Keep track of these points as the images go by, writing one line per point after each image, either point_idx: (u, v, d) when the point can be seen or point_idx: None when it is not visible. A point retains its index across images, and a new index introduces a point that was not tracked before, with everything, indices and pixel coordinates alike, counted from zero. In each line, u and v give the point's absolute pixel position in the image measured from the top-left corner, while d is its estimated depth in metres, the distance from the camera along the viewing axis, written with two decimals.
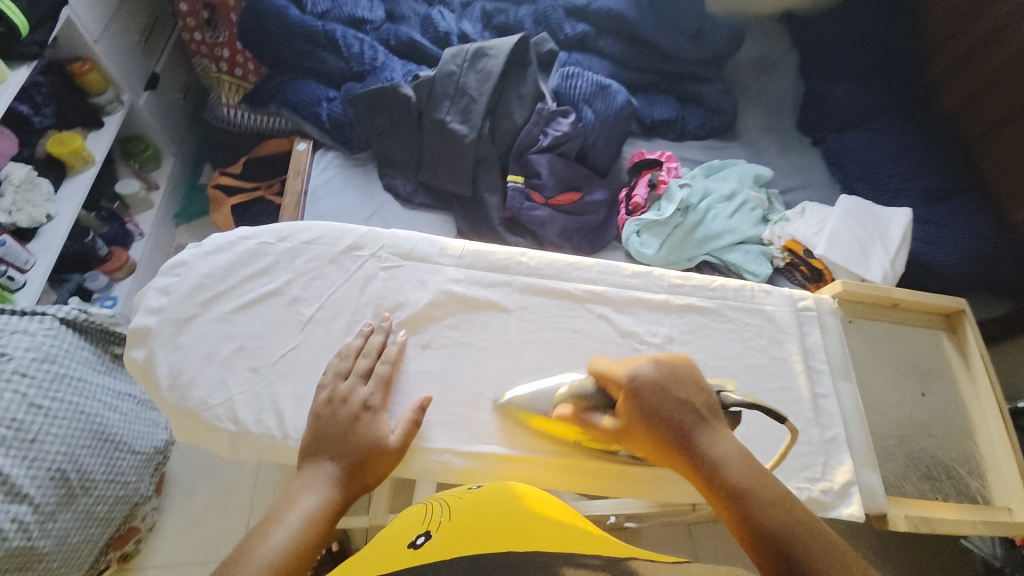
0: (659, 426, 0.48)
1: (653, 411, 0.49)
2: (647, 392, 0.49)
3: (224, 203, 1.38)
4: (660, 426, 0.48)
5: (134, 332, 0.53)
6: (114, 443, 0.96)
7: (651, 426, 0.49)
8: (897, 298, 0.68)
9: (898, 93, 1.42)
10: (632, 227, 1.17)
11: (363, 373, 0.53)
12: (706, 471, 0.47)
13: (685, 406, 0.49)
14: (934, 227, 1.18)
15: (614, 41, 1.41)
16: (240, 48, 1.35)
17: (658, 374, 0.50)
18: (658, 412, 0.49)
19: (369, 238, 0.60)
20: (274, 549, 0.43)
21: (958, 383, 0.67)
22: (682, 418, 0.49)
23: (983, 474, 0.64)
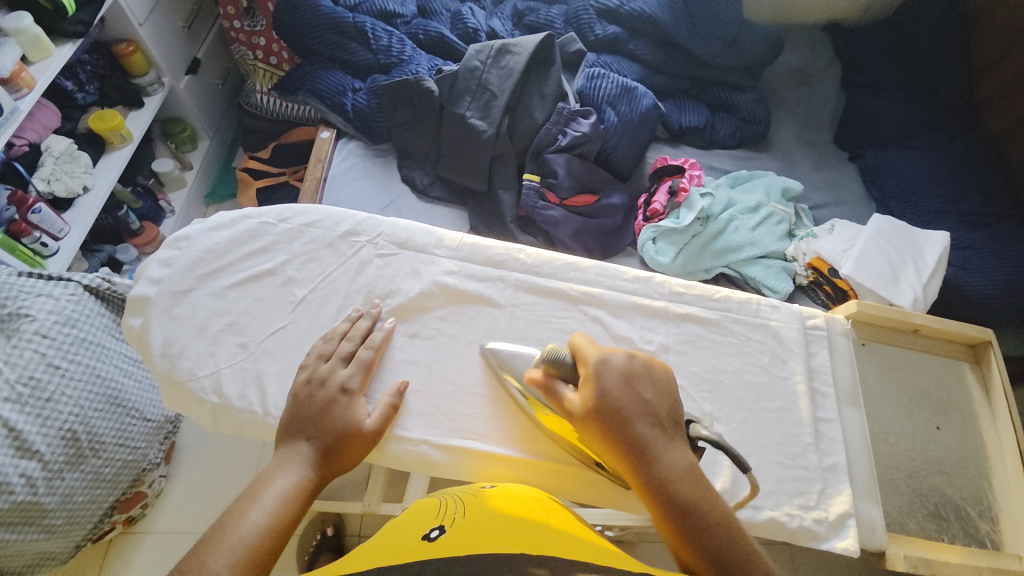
0: (615, 419, 0.48)
1: (615, 403, 0.48)
2: (610, 383, 0.49)
3: (250, 186, 1.42)
4: (616, 422, 0.48)
5: (133, 300, 0.54)
6: (125, 409, 1.00)
7: (608, 418, 0.48)
8: (916, 324, 0.63)
9: (946, 110, 1.34)
10: (648, 233, 1.14)
11: (345, 357, 0.53)
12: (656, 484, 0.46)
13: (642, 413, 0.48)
14: (974, 253, 1.11)
15: (646, 44, 1.38)
16: (275, 38, 1.39)
17: (627, 369, 0.50)
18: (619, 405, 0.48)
19: (367, 225, 0.60)
20: (250, 526, 0.44)
21: (977, 419, 0.63)
22: (639, 415, 0.48)
23: (996, 517, 0.59)
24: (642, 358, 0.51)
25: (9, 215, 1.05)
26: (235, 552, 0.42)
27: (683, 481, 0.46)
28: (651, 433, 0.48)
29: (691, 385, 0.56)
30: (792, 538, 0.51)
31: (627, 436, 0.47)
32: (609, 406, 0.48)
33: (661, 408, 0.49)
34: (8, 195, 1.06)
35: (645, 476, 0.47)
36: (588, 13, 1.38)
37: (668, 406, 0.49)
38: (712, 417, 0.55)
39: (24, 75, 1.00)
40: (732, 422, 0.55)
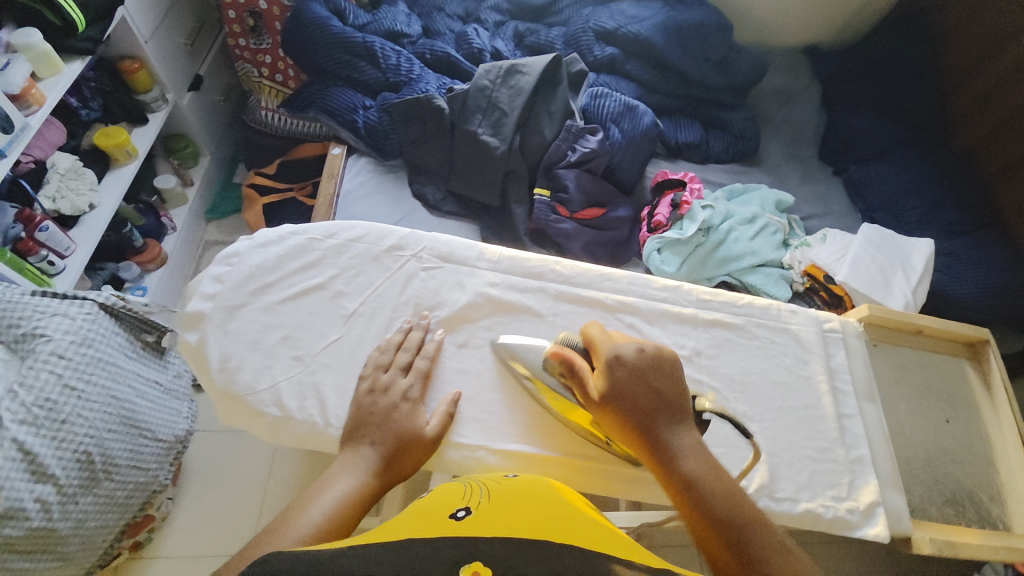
0: (629, 407, 0.51)
1: (626, 393, 0.51)
2: (622, 376, 0.52)
3: (257, 202, 1.43)
4: (630, 406, 0.51)
5: (189, 316, 0.55)
6: (138, 430, 0.99)
7: (621, 406, 0.51)
8: (919, 325, 0.68)
9: (922, 126, 1.43)
10: (654, 244, 1.19)
11: (404, 367, 0.55)
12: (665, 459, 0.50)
13: (657, 396, 0.52)
14: (956, 259, 1.19)
15: (642, 65, 1.44)
16: (282, 55, 1.41)
17: (638, 362, 0.53)
18: (629, 395, 0.51)
19: (411, 240, 0.62)
20: (310, 523, 0.45)
21: (980, 410, 0.68)
22: (652, 406, 0.51)
23: (1004, 500, 0.64)
24: (652, 349, 0.53)
25: (16, 233, 1.03)
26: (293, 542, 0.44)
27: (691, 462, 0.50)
28: (658, 422, 0.51)
29: (724, 387, 0.60)
30: (828, 527, 0.54)
31: (638, 422, 0.51)
32: (620, 397, 0.51)
33: (669, 398, 0.52)
34: (15, 213, 1.04)
35: (654, 457, 0.50)
36: (586, 34, 1.44)
37: (674, 395, 0.52)
38: (746, 416, 0.59)
39: (34, 92, 0.98)
40: (763, 421, 0.59)
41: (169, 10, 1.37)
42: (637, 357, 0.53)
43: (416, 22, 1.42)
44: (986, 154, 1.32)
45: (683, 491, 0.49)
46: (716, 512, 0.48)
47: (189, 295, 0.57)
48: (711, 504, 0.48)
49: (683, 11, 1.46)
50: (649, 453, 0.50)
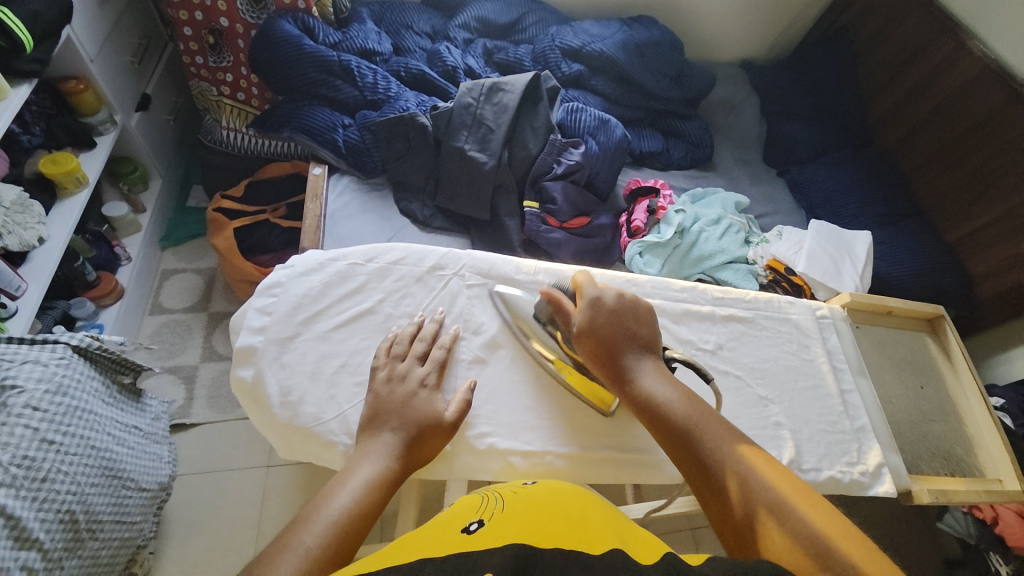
0: (601, 338, 0.57)
1: (601, 327, 0.57)
2: (602, 313, 0.57)
3: (226, 226, 1.33)
4: (606, 340, 0.57)
5: (241, 352, 0.55)
6: (121, 481, 0.90)
7: (595, 336, 0.57)
8: (891, 306, 0.80)
9: (848, 131, 1.62)
10: (636, 248, 1.25)
11: (419, 357, 0.57)
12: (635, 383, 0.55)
13: (629, 331, 0.57)
14: (890, 247, 1.36)
15: (606, 80, 1.52)
16: (245, 73, 1.35)
17: (615, 303, 0.58)
18: (602, 329, 0.57)
19: (450, 259, 0.64)
20: (339, 508, 0.45)
21: (945, 376, 0.80)
22: (622, 339, 0.57)
23: (976, 451, 0.76)
24: (626, 295, 0.60)
25: None
26: (327, 531, 0.43)
27: (654, 381, 0.55)
28: (625, 352, 0.57)
29: (746, 375, 0.66)
30: (847, 490, 0.62)
31: (608, 352, 0.56)
32: (598, 330, 0.57)
33: (637, 331, 0.58)
34: None
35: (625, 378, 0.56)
36: (553, 52, 1.50)
37: (642, 328, 0.58)
38: (768, 399, 0.65)
39: None
40: (782, 402, 0.65)
41: (114, 26, 1.28)
42: (614, 299, 0.58)
43: (386, 40, 1.41)
44: (902, 154, 1.52)
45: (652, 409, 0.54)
46: (677, 420, 0.53)
47: (236, 330, 0.58)
48: (674, 414, 0.54)
49: (640, 30, 1.56)
50: (619, 378, 0.56)
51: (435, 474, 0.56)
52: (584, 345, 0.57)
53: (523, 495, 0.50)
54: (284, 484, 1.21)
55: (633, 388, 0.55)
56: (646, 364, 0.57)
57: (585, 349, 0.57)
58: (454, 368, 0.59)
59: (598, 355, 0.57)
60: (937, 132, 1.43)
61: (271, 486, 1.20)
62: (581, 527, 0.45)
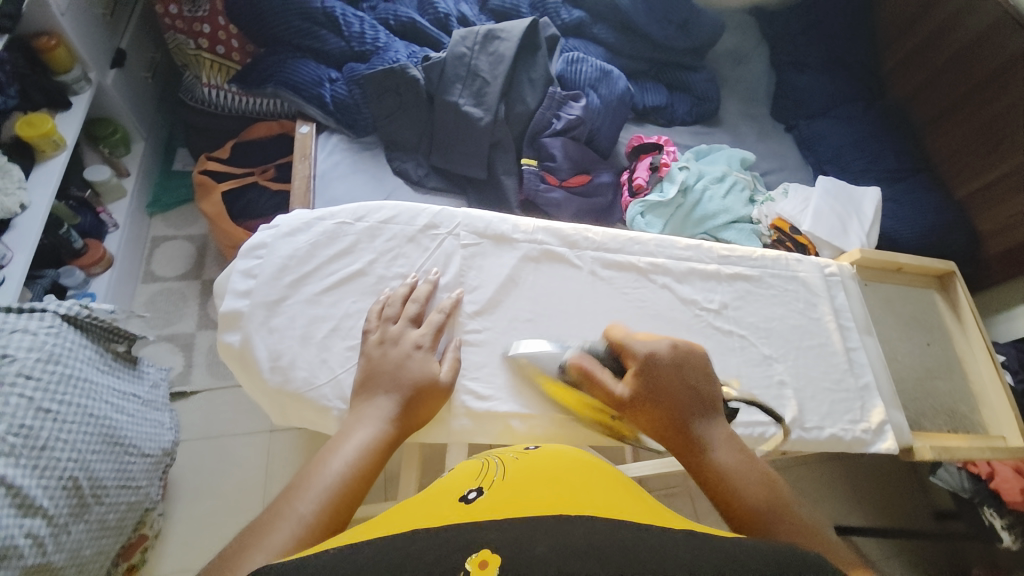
0: (668, 401, 0.52)
1: (662, 389, 0.52)
2: (658, 374, 0.53)
3: (214, 189, 1.29)
4: (668, 403, 0.52)
5: (227, 316, 0.54)
6: (123, 447, 0.90)
7: (660, 402, 0.52)
8: (901, 263, 0.77)
9: (861, 81, 1.54)
10: (637, 208, 1.20)
11: (413, 319, 0.55)
12: (695, 448, 0.51)
13: (693, 394, 0.53)
14: (899, 204, 1.32)
15: (608, 29, 1.43)
16: (223, 23, 1.27)
17: (671, 359, 0.54)
18: (666, 393, 0.52)
19: (444, 217, 0.61)
20: (334, 474, 0.44)
21: (952, 333, 0.78)
22: (687, 401, 0.52)
23: (979, 408, 0.75)
24: (682, 346, 0.55)
25: None
26: (321, 497, 0.43)
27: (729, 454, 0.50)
28: (693, 416, 0.52)
29: (751, 335, 0.65)
30: (849, 448, 0.62)
31: (675, 420, 0.52)
32: (658, 395, 0.52)
33: (704, 391, 0.53)
34: None
35: (688, 448, 0.51)
36: None
37: (709, 388, 0.54)
38: (772, 358, 0.64)
39: None
40: (786, 360, 0.64)
41: None
42: (670, 353, 0.54)
43: None
44: (918, 106, 1.46)
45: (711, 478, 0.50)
46: (751, 504, 0.48)
47: (222, 294, 0.56)
48: (743, 491, 0.49)
49: None
50: (688, 448, 0.51)
51: (433, 437, 0.55)
52: (636, 408, 0.52)
53: (524, 462, 0.50)
54: (288, 447, 1.22)
55: (704, 461, 0.50)
56: (711, 428, 0.52)
57: (636, 411, 0.52)
58: (452, 331, 0.57)
59: (657, 418, 0.52)
60: (951, 82, 1.36)
61: (273, 450, 1.22)
62: (588, 495, 0.43)
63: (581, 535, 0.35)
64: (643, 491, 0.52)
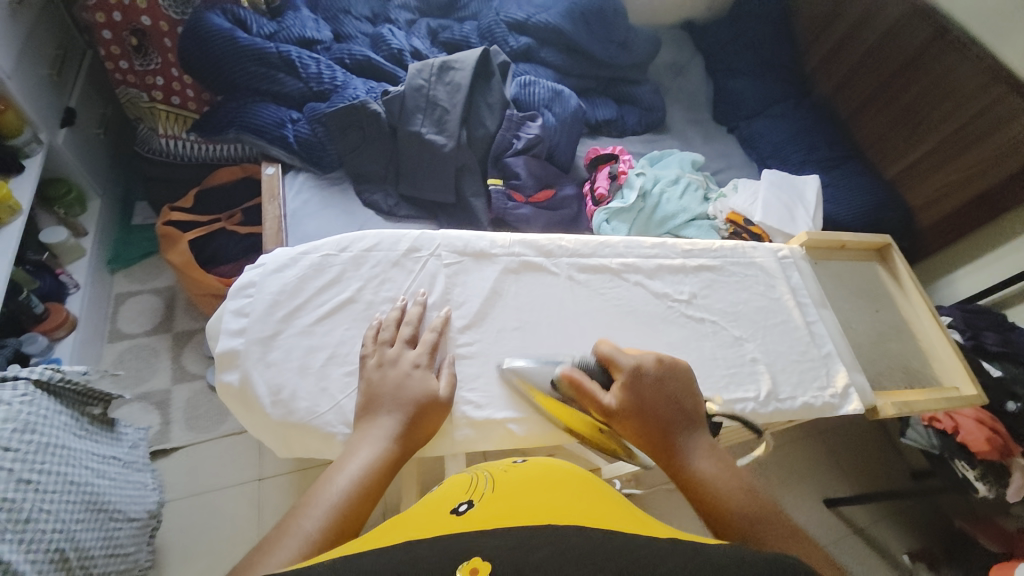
0: (649, 411, 0.54)
1: (648, 400, 0.55)
2: (643, 386, 0.55)
3: (180, 239, 1.27)
4: (650, 414, 0.54)
5: (223, 356, 0.54)
6: (108, 513, 0.87)
7: (643, 410, 0.54)
8: (844, 240, 0.85)
9: (789, 82, 1.68)
10: (602, 216, 1.26)
11: (409, 340, 0.57)
12: (677, 455, 0.54)
13: (674, 405, 0.56)
14: (837, 189, 1.44)
15: (555, 52, 1.52)
16: (177, 75, 1.28)
17: (655, 372, 0.57)
18: (651, 406, 0.55)
19: (424, 240, 0.64)
20: (338, 491, 0.46)
21: (897, 299, 0.86)
22: (669, 410, 0.55)
23: (931, 364, 0.82)
24: (662, 360, 0.58)
25: None
26: (325, 513, 0.44)
27: (709, 463, 0.53)
28: (677, 429, 0.55)
29: (721, 319, 0.70)
30: (821, 413, 0.67)
31: (657, 426, 0.54)
32: (644, 404, 0.54)
33: (684, 403, 0.56)
34: None
35: (671, 455, 0.54)
36: (499, 27, 1.49)
37: (693, 401, 0.57)
38: (744, 339, 0.69)
39: None
40: (755, 339, 0.69)
41: (27, 38, 1.17)
42: (655, 364, 0.57)
43: (325, 27, 1.36)
44: (841, 99, 1.60)
45: (691, 484, 0.52)
46: (733, 509, 0.49)
47: (214, 335, 0.57)
48: (726, 499, 0.50)
49: None
50: (668, 452, 0.54)
51: (438, 451, 0.57)
52: (622, 417, 0.55)
53: (514, 477, 0.52)
54: (280, 492, 1.20)
55: (685, 468, 0.53)
56: (693, 441, 0.55)
57: (623, 420, 0.55)
58: (445, 347, 0.59)
59: (641, 425, 0.54)
60: (869, 75, 1.51)
61: (266, 497, 1.19)
62: (578, 507, 0.46)
63: (577, 541, 0.37)
64: (632, 504, 0.53)
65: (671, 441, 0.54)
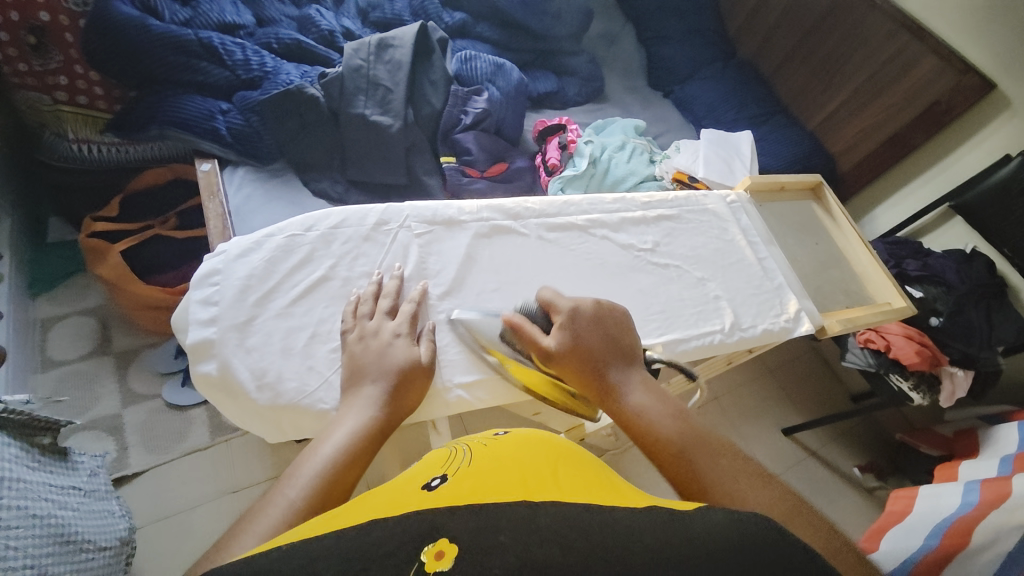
0: (587, 353, 0.55)
1: (585, 345, 0.55)
2: (582, 326, 0.56)
3: (110, 250, 1.17)
4: (588, 356, 0.55)
5: (197, 347, 0.51)
6: (77, 545, 0.81)
7: (581, 350, 0.55)
8: (782, 182, 0.92)
9: (714, 46, 1.77)
10: (557, 184, 1.29)
11: (387, 312, 0.56)
12: (613, 393, 0.54)
13: (609, 345, 0.56)
14: (766, 143, 1.54)
15: (490, 26, 1.51)
16: (83, 72, 1.15)
17: (593, 314, 0.57)
18: (588, 346, 0.55)
19: (392, 213, 0.63)
20: (323, 459, 0.45)
21: (830, 231, 0.94)
22: (604, 350, 0.56)
23: (866, 284, 0.90)
24: (597, 304, 0.59)
25: None
26: (309, 482, 0.43)
27: (643, 397, 0.53)
28: (612, 366, 0.55)
29: (684, 263, 0.74)
30: (779, 337, 0.73)
31: (593, 366, 0.55)
32: (581, 346, 0.55)
33: (622, 343, 0.57)
34: None
35: (609, 394, 0.54)
36: (432, 3, 1.45)
37: (628, 339, 0.58)
38: (706, 278, 0.73)
39: None
40: (716, 277, 0.74)
41: None
42: (592, 307, 0.58)
43: (245, 11, 1.28)
44: (763, 58, 1.71)
45: (626, 418, 0.53)
46: (667, 435, 0.50)
47: (181, 327, 0.53)
48: (661, 429, 0.51)
49: None
50: (604, 392, 0.54)
51: (429, 416, 0.57)
52: (564, 361, 0.54)
53: (490, 453, 0.53)
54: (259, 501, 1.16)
55: (620, 403, 0.53)
56: (629, 381, 0.55)
57: (565, 363, 0.54)
58: (426, 316, 0.59)
59: (580, 368, 0.54)
60: (786, 32, 1.61)
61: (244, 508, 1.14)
62: (558, 482, 0.46)
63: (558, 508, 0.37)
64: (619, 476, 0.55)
65: (607, 381, 0.54)
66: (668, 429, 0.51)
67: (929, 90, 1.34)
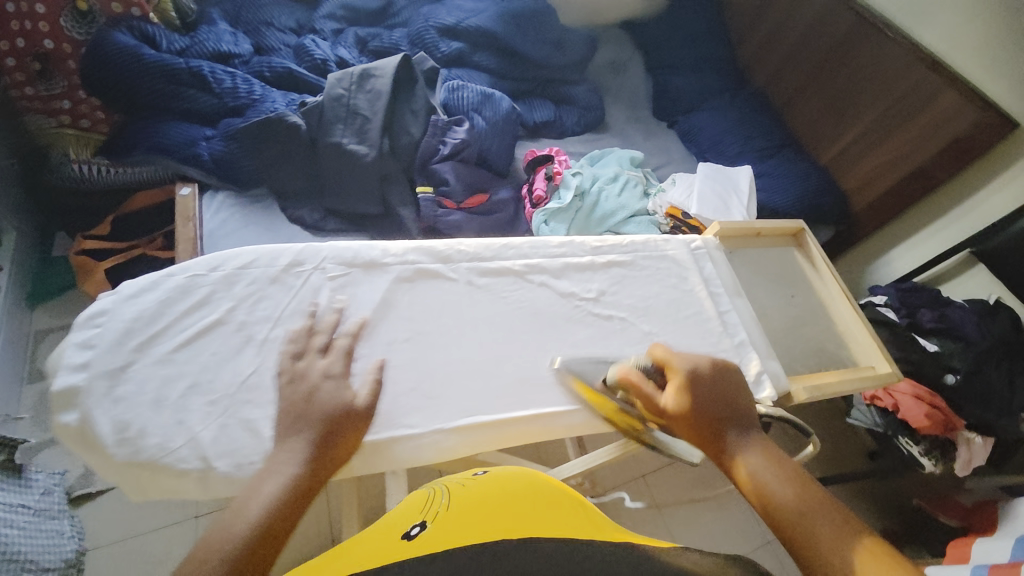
0: (706, 409, 0.53)
1: (704, 401, 0.54)
2: (702, 384, 0.55)
3: (96, 270, 1.22)
4: (705, 413, 0.53)
5: (59, 395, 0.54)
6: (19, 564, 0.81)
7: (700, 407, 0.53)
8: (759, 227, 0.85)
9: (723, 76, 1.71)
10: (540, 217, 1.25)
11: (294, 352, 0.56)
12: (727, 452, 0.51)
13: (723, 402, 0.54)
14: (771, 179, 1.46)
15: (488, 55, 1.50)
16: (85, 97, 1.22)
17: (710, 372, 0.56)
18: (707, 404, 0.53)
19: (308, 254, 0.66)
20: (243, 531, 0.41)
21: (812, 282, 0.86)
22: (722, 408, 0.54)
23: (847, 344, 0.82)
24: (716, 361, 0.57)
25: None
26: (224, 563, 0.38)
27: (758, 458, 0.50)
28: (728, 426, 0.52)
29: (630, 315, 0.70)
30: None
31: (709, 421, 0.52)
32: (698, 404, 0.53)
33: (739, 402, 0.55)
34: None
35: (722, 453, 0.51)
36: (429, 33, 1.46)
37: (746, 400, 0.55)
38: (652, 333, 0.69)
39: None
40: (662, 333, 0.69)
41: None
42: (710, 366, 0.57)
43: (244, 40, 1.32)
44: (774, 89, 1.63)
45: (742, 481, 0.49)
46: (785, 502, 0.46)
47: (52, 372, 0.56)
48: (778, 494, 0.47)
49: None
50: (717, 450, 0.51)
51: None
52: (681, 417, 0.53)
53: (470, 494, 0.49)
54: None
55: (734, 464, 0.50)
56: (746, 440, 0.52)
57: (680, 419, 0.53)
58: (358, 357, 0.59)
59: (697, 424, 0.52)
60: (797, 64, 1.54)
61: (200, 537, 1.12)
62: (553, 519, 0.42)
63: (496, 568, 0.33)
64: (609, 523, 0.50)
65: (723, 439, 0.52)
66: (784, 494, 0.47)
67: (951, 124, 1.22)
